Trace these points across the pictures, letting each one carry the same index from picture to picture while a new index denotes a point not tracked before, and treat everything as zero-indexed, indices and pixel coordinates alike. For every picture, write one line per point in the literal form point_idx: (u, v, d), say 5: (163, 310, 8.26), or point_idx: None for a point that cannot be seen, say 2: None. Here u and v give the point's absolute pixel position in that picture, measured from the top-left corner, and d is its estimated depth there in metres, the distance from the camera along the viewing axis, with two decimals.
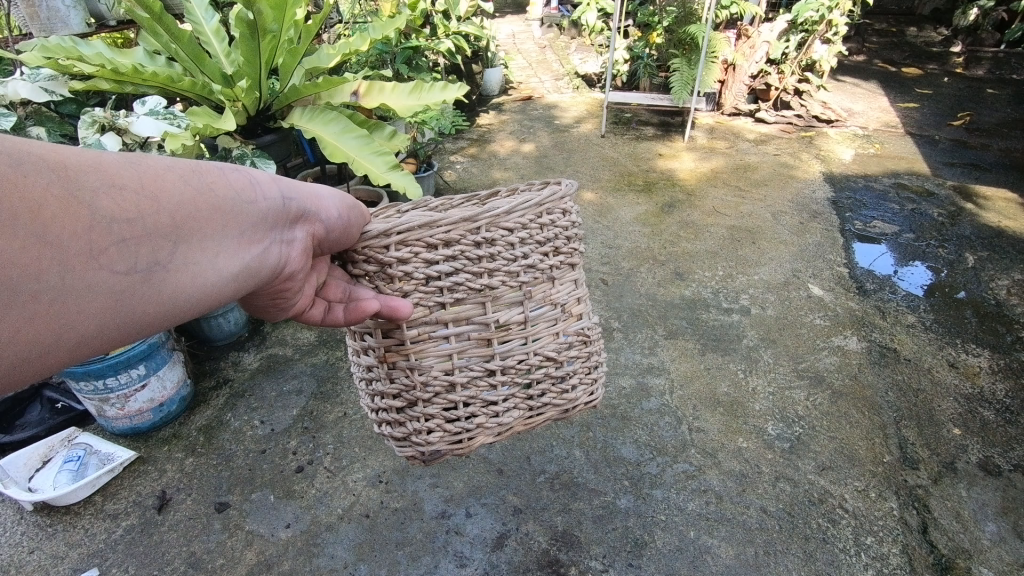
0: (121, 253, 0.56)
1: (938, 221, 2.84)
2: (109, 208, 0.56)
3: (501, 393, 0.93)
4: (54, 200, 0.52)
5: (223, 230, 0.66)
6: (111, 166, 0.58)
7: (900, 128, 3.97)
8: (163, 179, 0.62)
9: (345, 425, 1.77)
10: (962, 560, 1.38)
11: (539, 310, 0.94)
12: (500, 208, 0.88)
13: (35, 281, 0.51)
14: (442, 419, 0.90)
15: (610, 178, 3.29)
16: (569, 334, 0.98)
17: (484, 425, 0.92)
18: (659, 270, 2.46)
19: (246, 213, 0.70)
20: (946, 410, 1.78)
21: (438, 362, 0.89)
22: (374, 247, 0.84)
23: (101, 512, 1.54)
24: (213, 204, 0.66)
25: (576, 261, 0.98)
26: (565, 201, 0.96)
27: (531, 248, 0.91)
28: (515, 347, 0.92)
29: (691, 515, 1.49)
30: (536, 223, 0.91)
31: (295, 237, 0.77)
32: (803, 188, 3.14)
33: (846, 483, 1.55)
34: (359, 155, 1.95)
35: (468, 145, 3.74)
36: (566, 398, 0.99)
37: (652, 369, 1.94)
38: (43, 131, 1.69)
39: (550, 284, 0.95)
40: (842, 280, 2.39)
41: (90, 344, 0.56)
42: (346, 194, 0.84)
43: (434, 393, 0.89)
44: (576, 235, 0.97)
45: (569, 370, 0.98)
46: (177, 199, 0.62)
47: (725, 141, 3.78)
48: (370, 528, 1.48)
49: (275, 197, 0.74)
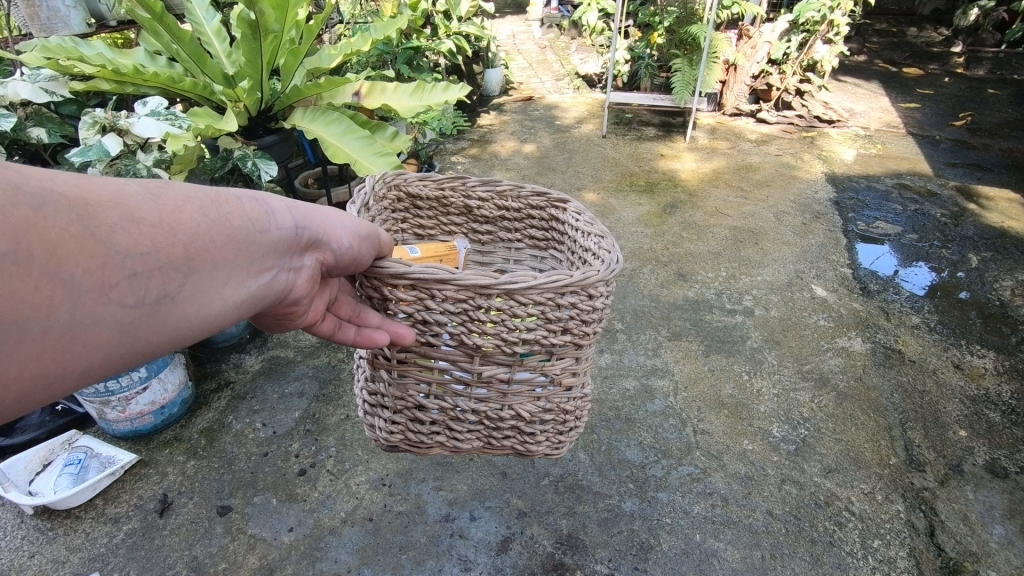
0: (131, 287, 0.58)
1: (941, 222, 2.84)
2: (125, 243, 0.58)
3: (467, 426, 0.96)
4: (71, 238, 0.54)
5: (234, 261, 0.68)
6: (131, 201, 0.60)
7: (901, 128, 3.96)
8: (180, 212, 0.64)
9: (347, 428, 1.76)
10: (970, 563, 1.37)
11: (526, 374, 0.93)
12: (520, 282, 0.84)
13: (46, 318, 0.52)
14: (407, 427, 0.98)
15: (611, 178, 3.28)
16: (551, 401, 0.97)
17: (443, 442, 0.98)
18: (661, 270, 2.45)
19: (257, 244, 0.71)
20: (952, 411, 1.77)
21: (416, 385, 0.94)
22: (384, 280, 0.86)
23: (102, 516, 1.52)
24: (226, 235, 0.67)
25: (587, 342, 0.94)
26: (597, 286, 0.90)
27: (538, 323, 0.88)
28: (492, 397, 0.94)
29: (697, 518, 1.48)
30: (553, 302, 0.87)
31: (303, 265, 0.78)
32: (805, 189, 3.13)
33: (853, 486, 1.55)
34: (360, 156, 1.95)
35: (469, 145, 3.74)
36: (527, 450, 1.00)
37: (656, 370, 1.93)
38: (43, 132, 1.68)
39: (550, 356, 0.93)
40: (846, 281, 2.38)
41: (94, 372, 0.58)
42: (361, 222, 0.84)
43: (404, 405, 0.96)
44: (597, 320, 0.92)
45: (539, 430, 0.98)
46: (191, 233, 0.63)
47: (726, 141, 3.78)
48: (374, 532, 1.47)
49: (288, 227, 0.75)
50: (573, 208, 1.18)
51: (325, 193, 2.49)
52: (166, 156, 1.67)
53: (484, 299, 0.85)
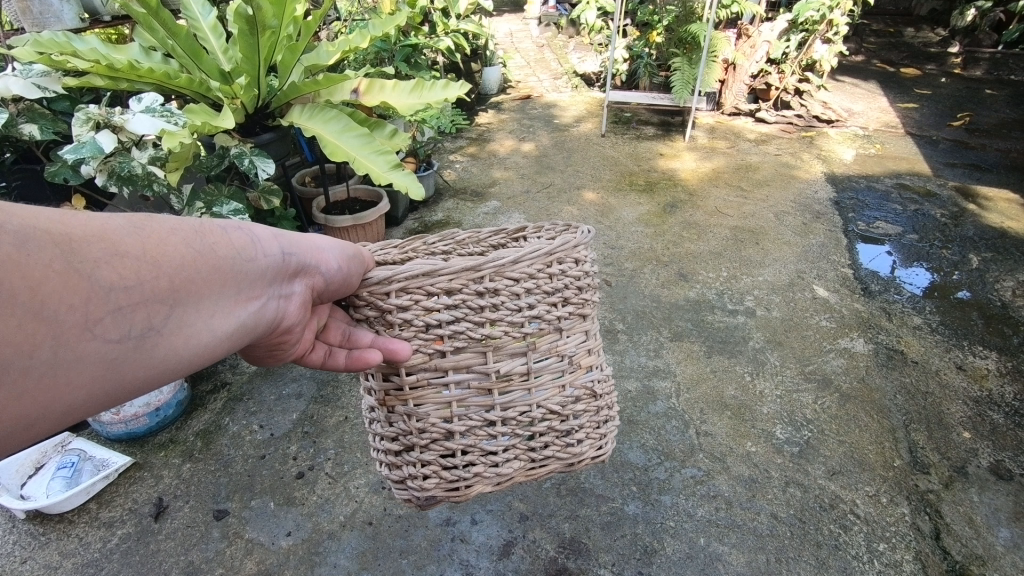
0: (115, 322, 0.58)
1: (941, 222, 2.83)
2: (109, 278, 0.58)
3: (502, 443, 0.90)
4: (55, 275, 0.54)
5: (220, 291, 0.68)
6: (114, 234, 0.60)
7: (900, 128, 3.96)
8: (165, 243, 0.64)
9: (346, 430, 1.74)
10: (976, 566, 1.36)
11: (543, 361, 0.92)
12: (506, 258, 0.88)
13: (27, 357, 0.52)
14: (439, 466, 0.88)
15: (611, 178, 3.26)
16: (576, 386, 0.95)
17: (482, 474, 0.89)
18: (662, 270, 2.44)
19: (245, 272, 0.72)
20: (955, 413, 1.76)
21: (437, 409, 0.88)
22: (375, 293, 0.85)
23: (95, 520, 1.50)
24: (214, 265, 0.67)
25: (588, 312, 0.96)
26: (579, 250, 0.95)
27: (538, 298, 0.89)
28: (517, 398, 0.90)
29: (701, 522, 1.46)
30: (545, 272, 0.90)
31: (293, 292, 0.80)
32: (805, 189, 3.12)
33: (858, 488, 1.53)
34: (359, 153, 1.93)
35: (467, 144, 3.71)
36: (571, 453, 0.95)
37: (658, 371, 1.92)
38: (35, 129, 1.65)
39: (559, 335, 0.93)
40: (847, 281, 2.37)
41: (77, 410, 0.58)
42: (347, 244, 0.85)
43: (431, 440, 0.88)
44: (589, 285, 0.95)
45: (574, 425, 0.95)
46: (177, 263, 0.64)
47: (725, 140, 3.76)
48: (374, 536, 1.45)
49: (275, 254, 0.76)
50: (534, 230, 1.19)
51: (321, 192, 2.47)
52: (162, 154, 1.67)
53: (478, 284, 0.86)
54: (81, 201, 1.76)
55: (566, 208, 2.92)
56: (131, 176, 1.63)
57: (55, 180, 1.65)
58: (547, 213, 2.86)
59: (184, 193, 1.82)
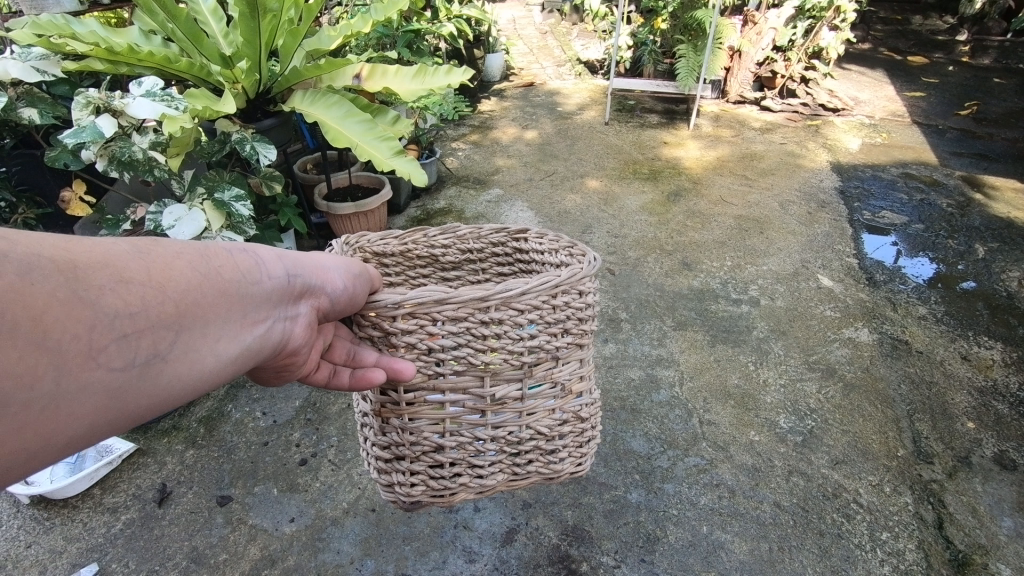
0: (119, 350, 0.58)
1: (947, 212, 2.81)
2: (114, 304, 0.58)
3: (488, 457, 0.96)
4: (58, 303, 0.54)
5: (225, 315, 0.69)
6: (118, 260, 0.60)
7: (907, 117, 3.92)
8: (169, 269, 0.65)
9: (349, 417, 1.74)
10: (979, 556, 1.35)
11: (537, 387, 0.95)
12: (514, 289, 0.88)
13: (29, 389, 0.52)
14: (427, 474, 0.95)
15: (614, 166, 3.24)
16: (565, 411, 0.99)
17: (467, 484, 0.96)
18: (666, 259, 2.42)
19: (249, 296, 0.73)
20: (960, 403, 1.75)
21: (429, 425, 0.93)
22: (383, 315, 0.87)
23: (100, 505, 1.50)
24: (218, 289, 0.69)
25: (586, 341, 0.98)
26: (585, 282, 0.95)
27: (540, 328, 0.91)
28: (508, 419, 0.94)
29: (704, 510, 1.46)
30: (549, 304, 0.91)
31: (299, 313, 0.81)
32: (810, 178, 3.10)
33: (861, 477, 1.53)
34: (363, 140, 1.91)
35: (470, 131, 3.68)
36: (551, 469, 1.01)
37: (661, 360, 1.91)
38: (34, 113, 1.64)
39: (556, 362, 0.95)
40: (852, 270, 2.36)
41: (78, 442, 0.58)
42: (350, 263, 0.88)
43: (421, 452, 0.94)
44: (590, 317, 0.97)
45: (559, 445, 1.00)
46: (181, 288, 0.64)
47: (730, 129, 3.73)
48: (377, 523, 1.45)
49: (280, 276, 0.78)
50: (535, 234, 1.21)
51: (323, 179, 2.46)
52: (163, 138, 1.65)
53: (485, 314, 0.87)
54: (82, 186, 1.74)
55: (569, 196, 2.91)
56: (132, 161, 1.62)
57: (55, 165, 1.63)
58: (550, 202, 2.85)
59: (185, 177, 1.81)
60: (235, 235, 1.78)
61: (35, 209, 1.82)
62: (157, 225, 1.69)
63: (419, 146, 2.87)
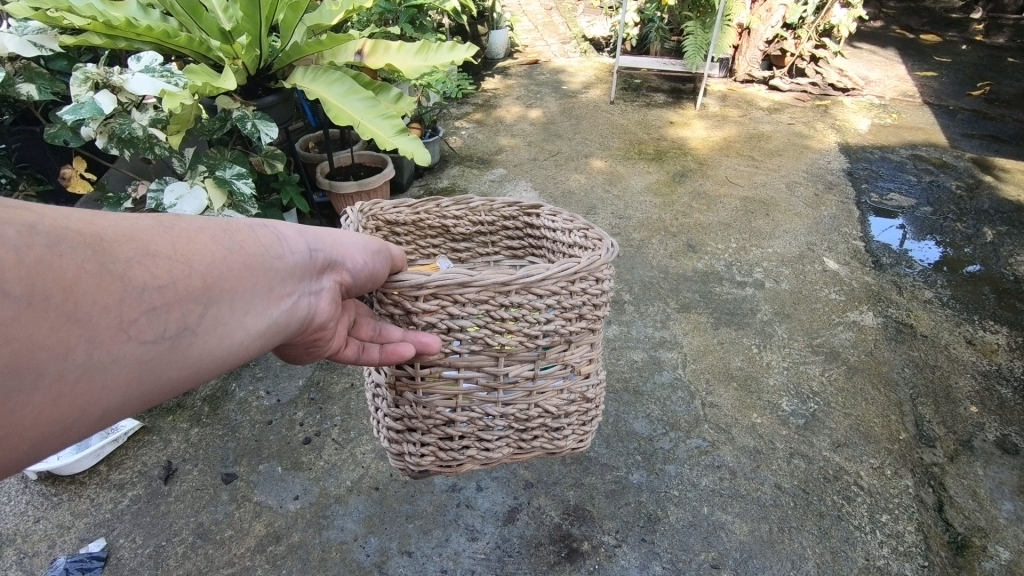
0: (150, 323, 0.59)
1: (956, 194, 2.78)
2: (142, 277, 0.59)
3: (496, 432, 0.98)
4: (88, 276, 0.55)
5: (251, 290, 0.70)
6: (144, 234, 0.61)
7: (918, 97, 3.85)
8: (194, 243, 0.65)
9: (352, 396, 1.74)
10: (978, 538, 1.36)
11: (549, 368, 0.97)
12: (535, 274, 0.89)
13: (63, 360, 0.53)
14: (437, 447, 0.98)
15: (620, 146, 3.20)
16: (574, 391, 1.02)
17: (474, 456, 0.99)
18: (670, 241, 2.40)
19: (273, 270, 0.73)
20: (963, 387, 1.75)
21: (442, 399, 0.95)
22: (405, 293, 0.87)
23: (106, 482, 1.52)
24: (243, 263, 0.69)
25: (599, 326, 1.00)
26: (603, 269, 0.95)
27: (556, 313, 0.92)
28: (518, 397, 0.97)
29: (704, 491, 1.47)
30: (568, 289, 0.92)
31: (323, 288, 0.81)
32: (818, 159, 3.06)
33: (863, 460, 1.54)
34: (364, 118, 1.89)
35: (473, 110, 3.64)
36: (556, 445, 1.04)
37: (664, 343, 1.91)
38: (33, 89, 1.61)
39: (568, 346, 0.97)
40: (858, 253, 2.34)
41: (113, 414, 0.58)
42: (370, 239, 0.87)
43: (433, 425, 0.97)
44: (605, 303, 0.98)
45: (565, 423, 1.03)
46: (206, 262, 0.65)
47: (737, 109, 3.67)
48: (380, 501, 1.46)
49: (301, 250, 0.78)
50: (548, 211, 1.21)
51: (325, 157, 2.44)
52: (163, 116, 1.62)
53: (504, 297, 0.88)
54: (83, 163, 1.73)
55: (573, 176, 2.88)
56: (132, 138, 1.60)
57: (55, 142, 1.61)
58: (554, 182, 2.82)
59: (186, 155, 1.79)
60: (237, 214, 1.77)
61: (36, 185, 1.81)
62: (158, 203, 1.68)
63: (422, 125, 2.84)
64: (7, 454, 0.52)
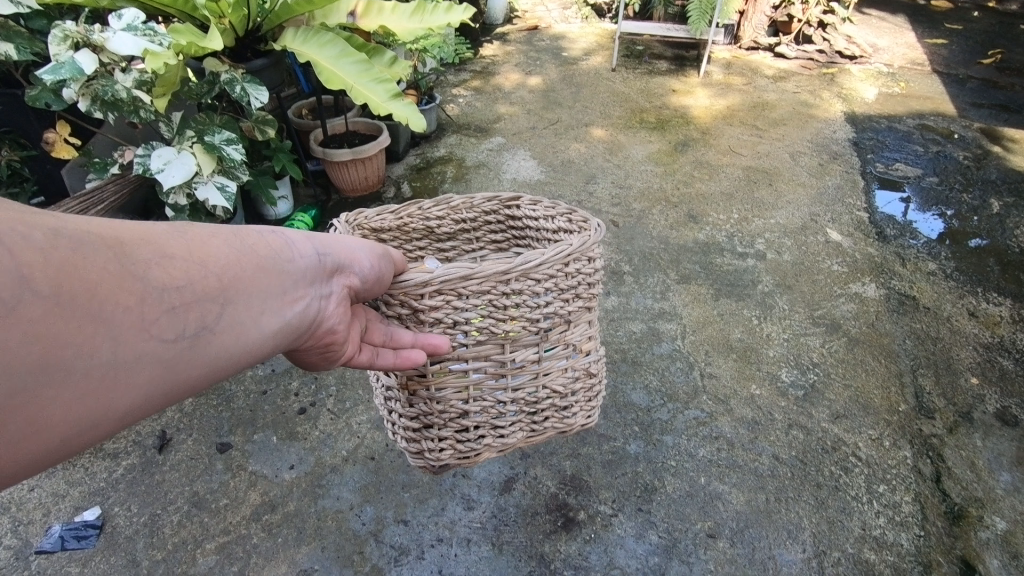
0: (169, 322, 0.59)
1: (963, 165, 2.72)
2: (160, 278, 0.59)
3: (509, 418, 0.97)
4: (110, 276, 0.55)
5: (264, 289, 0.71)
6: (161, 238, 0.62)
7: (927, 65, 3.76)
8: (209, 245, 0.66)
9: (347, 366, 1.72)
10: (975, 509, 1.36)
11: (552, 350, 0.95)
12: (531, 259, 0.87)
13: (89, 358, 0.53)
14: (454, 440, 0.96)
15: (621, 114, 3.12)
16: (578, 368, 1.00)
17: (491, 444, 0.97)
18: (671, 211, 2.36)
19: (285, 272, 0.74)
20: (965, 359, 1.73)
21: (455, 394, 0.93)
22: (409, 294, 0.85)
23: (100, 451, 1.51)
24: (255, 265, 0.70)
25: (594, 303, 0.98)
26: (594, 247, 0.94)
27: (554, 296, 0.91)
28: (526, 381, 0.95)
29: (702, 461, 1.46)
30: (564, 272, 0.90)
31: (332, 291, 0.80)
32: (823, 128, 2.99)
33: (861, 432, 1.53)
34: (357, 82, 1.82)
35: (471, 77, 3.54)
36: (566, 423, 1.02)
37: (664, 314, 1.88)
38: (11, 48, 1.55)
39: (568, 326, 0.95)
40: (862, 224, 2.30)
41: (135, 414, 0.59)
42: (375, 243, 0.85)
43: (448, 419, 0.95)
44: (598, 279, 0.96)
45: (573, 400, 1.02)
46: (221, 263, 0.66)
47: (742, 76, 3.58)
48: (376, 470, 1.45)
49: (311, 254, 0.78)
50: (529, 202, 1.18)
51: (319, 124, 2.38)
52: (148, 77, 1.58)
53: (505, 286, 0.86)
54: (67, 127, 1.67)
55: (573, 145, 2.82)
56: (116, 100, 1.55)
57: (35, 105, 1.55)
58: (553, 151, 2.76)
59: (174, 119, 1.70)
60: (227, 180, 1.75)
61: (19, 150, 1.75)
62: (145, 169, 1.63)
63: (419, 91, 2.76)
64: (33, 452, 0.52)
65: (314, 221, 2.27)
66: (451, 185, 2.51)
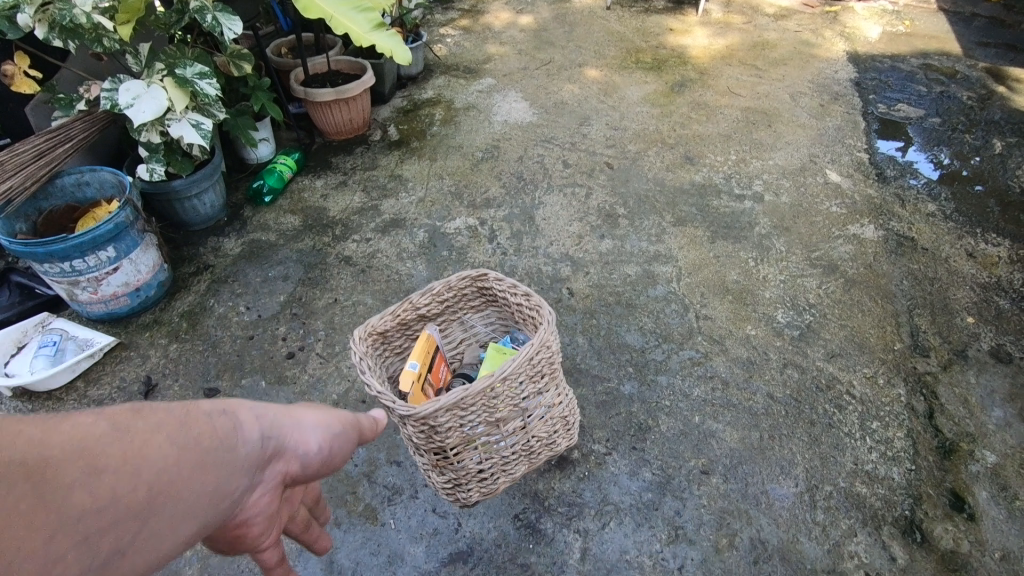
0: (78, 558, 0.45)
1: (967, 105, 2.65)
2: (77, 502, 0.45)
3: (514, 463, 1.20)
4: (12, 510, 0.42)
5: (203, 491, 0.56)
6: (89, 442, 0.48)
7: (933, 3, 3.62)
8: (149, 441, 0.52)
9: (336, 311, 1.68)
10: (966, 443, 1.37)
11: (535, 411, 1.17)
12: (506, 367, 1.04)
13: None
14: (479, 488, 1.19)
15: (616, 55, 3.00)
16: (557, 415, 1.23)
17: (506, 479, 1.21)
18: (667, 153, 2.29)
19: (230, 463, 0.59)
20: (961, 299, 1.72)
21: (472, 460, 1.14)
22: (423, 417, 1.01)
23: (84, 397, 1.48)
24: (199, 461, 0.56)
25: (558, 365, 1.18)
26: (551, 335, 1.11)
27: (529, 382, 1.11)
28: (521, 438, 1.17)
29: (696, 401, 1.45)
30: (532, 364, 1.08)
31: (263, 481, 0.65)
32: (825, 68, 2.89)
33: (855, 370, 1.52)
34: (337, 11, 1.71)
35: (459, 16, 3.37)
36: (554, 446, 1.27)
37: (659, 256, 1.84)
38: None
39: (543, 393, 1.17)
40: (862, 166, 2.24)
41: None
42: (336, 417, 0.75)
43: (471, 478, 1.16)
44: (556, 351, 1.16)
45: (557, 433, 1.25)
46: (160, 465, 0.52)
47: (742, 15, 3.43)
48: (367, 413, 1.44)
49: (256, 438, 0.63)
50: (502, 281, 1.23)
51: (299, 62, 2.26)
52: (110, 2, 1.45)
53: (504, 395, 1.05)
54: (25, 59, 1.56)
55: (566, 86, 2.71)
56: (75, 26, 1.43)
57: None
58: (545, 92, 2.65)
59: (140, 51, 1.61)
60: (203, 117, 1.65)
61: None
62: (114, 104, 1.54)
63: (404, 29, 2.62)
64: None
65: (297, 165, 2.18)
66: (439, 127, 2.42)
